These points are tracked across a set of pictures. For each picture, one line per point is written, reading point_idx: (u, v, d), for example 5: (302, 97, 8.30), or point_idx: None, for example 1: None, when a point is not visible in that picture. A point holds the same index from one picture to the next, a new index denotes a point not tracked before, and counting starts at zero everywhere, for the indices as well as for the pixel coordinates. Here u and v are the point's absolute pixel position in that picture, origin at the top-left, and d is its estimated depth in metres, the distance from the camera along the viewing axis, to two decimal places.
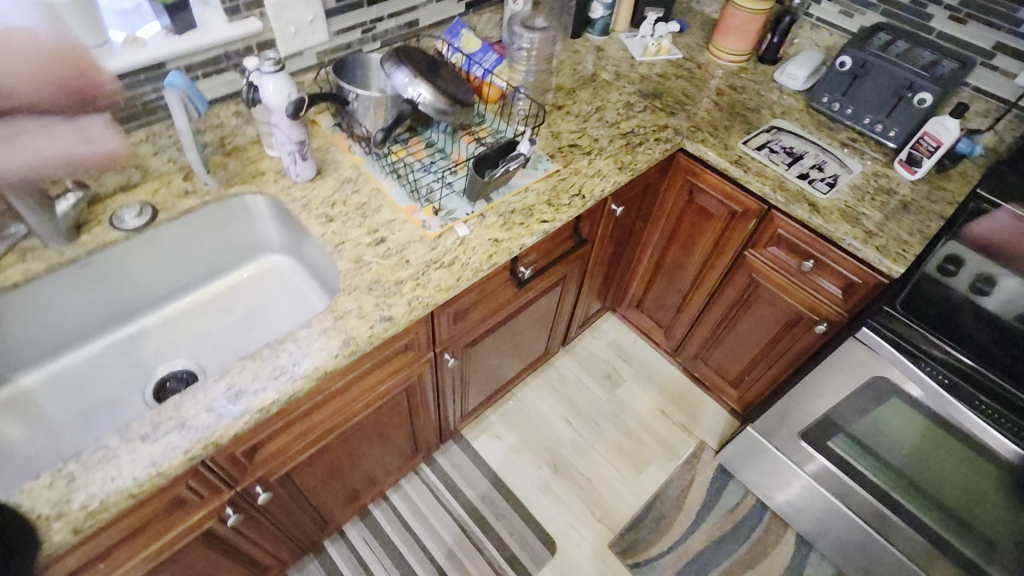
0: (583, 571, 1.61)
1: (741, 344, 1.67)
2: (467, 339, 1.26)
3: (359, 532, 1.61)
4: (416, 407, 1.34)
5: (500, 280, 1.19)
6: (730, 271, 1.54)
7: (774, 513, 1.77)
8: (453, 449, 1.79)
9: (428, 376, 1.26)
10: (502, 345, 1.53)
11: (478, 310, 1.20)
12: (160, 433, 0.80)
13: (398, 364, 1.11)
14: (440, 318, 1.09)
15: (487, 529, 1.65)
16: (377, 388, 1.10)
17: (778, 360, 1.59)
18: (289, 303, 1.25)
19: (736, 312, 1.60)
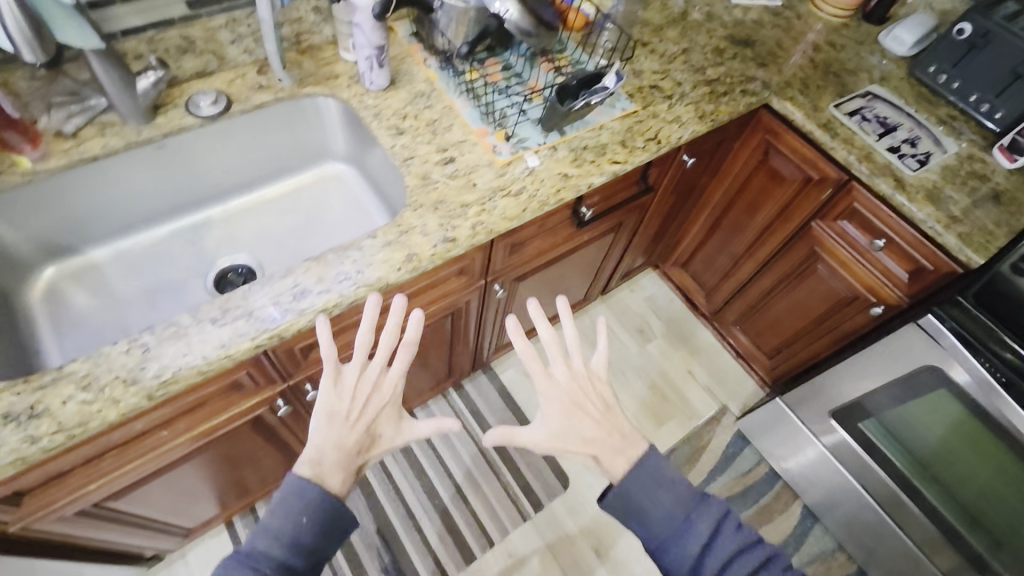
0: (591, 508, 1.66)
1: (787, 317, 1.63)
2: (517, 273, 1.26)
3: None
4: (457, 332, 1.37)
5: (561, 218, 1.17)
6: (790, 241, 1.49)
7: (785, 483, 1.80)
8: (481, 379, 1.83)
9: (474, 305, 1.28)
10: (546, 285, 1.53)
11: (533, 245, 1.20)
12: (229, 318, 0.83)
13: (451, 287, 1.12)
14: (499, 249, 1.09)
15: (506, 457, 1.70)
16: (428, 308, 1.12)
17: (823, 338, 1.56)
18: (348, 213, 1.25)
19: (788, 284, 1.57)
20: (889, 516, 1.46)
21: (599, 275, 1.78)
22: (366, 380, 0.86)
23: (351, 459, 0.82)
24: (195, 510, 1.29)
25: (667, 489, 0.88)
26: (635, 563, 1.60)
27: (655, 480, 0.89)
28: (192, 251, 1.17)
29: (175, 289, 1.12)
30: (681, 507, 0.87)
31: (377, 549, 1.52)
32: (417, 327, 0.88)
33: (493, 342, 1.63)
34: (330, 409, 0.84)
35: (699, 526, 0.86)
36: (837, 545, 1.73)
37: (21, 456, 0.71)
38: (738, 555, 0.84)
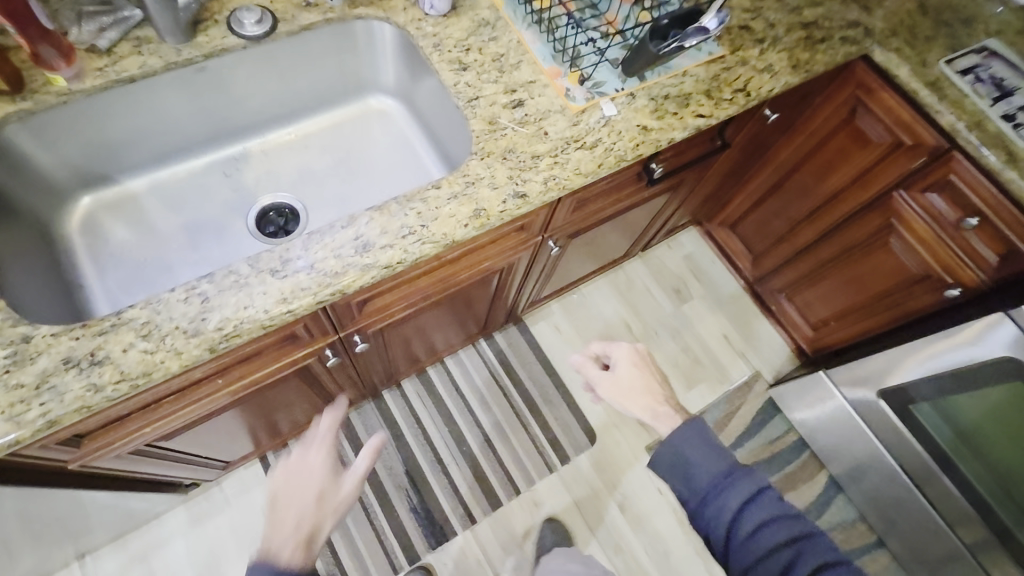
0: (617, 465, 1.67)
1: (844, 289, 1.55)
2: (572, 231, 1.18)
3: (414, 386, 1.67)
4: (500, 288, 1.31)
5: (630, 176, 1.08)
6: (864, 210, 1.39)
7: (812, 453, 1.78)
8: (513, 331, 1.79)
9: (524, 261, 1.21)
10: (593, 241, 1.45)
11: (595, 203, 1.11)
12: (289, 270, 0.77)
13: (509, 245, 1.05)
14: (563, 205, 1.01)
15: (535, 411, 1.69)
16: (483, 266, 1.05)
17: (881, 314, 1.48)
18: (393, 154, 1.16)
19: (852, 255, 1.47)
20: (917, 487, 1.46)
21: (646, 230, 1.68)
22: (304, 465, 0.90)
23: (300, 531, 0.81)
24: (234, 446, 1.30)
25: (708, 448, 0.85)
26: (657, 519, 1.62)
27: (697, 439, 0.86)
28: (231, 186, 1.10)
29: (216, 227, 1.06)
30: (721, 465, 0.84)
31: (406, 490, 1.54)
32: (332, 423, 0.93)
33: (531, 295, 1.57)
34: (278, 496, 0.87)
35: (740, 486, 0.82)
36: (857, 516, 1.73)
37: (87, 404, 0.68)
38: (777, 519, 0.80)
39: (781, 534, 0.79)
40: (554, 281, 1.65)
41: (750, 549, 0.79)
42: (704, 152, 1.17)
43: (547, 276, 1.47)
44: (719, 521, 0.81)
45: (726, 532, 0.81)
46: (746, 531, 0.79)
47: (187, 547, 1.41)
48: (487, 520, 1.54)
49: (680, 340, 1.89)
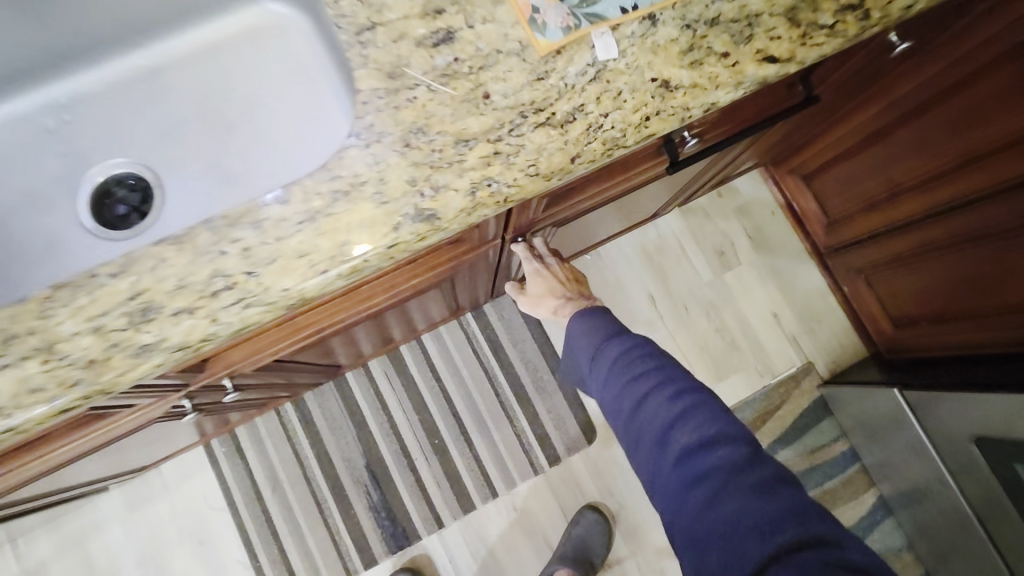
0: (616, 469, 1.41)
1: (944, 288, 1.14)
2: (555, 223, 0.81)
3: (382, 364, 1.41)
4: (461, 282, 0.97)
5: (638, 157, 0.69)
6: (1001, 192, 0.95)
7: (861, 468, 1.45)
8: (505, 300, 1.46)
9: (483, 259, 0.86)
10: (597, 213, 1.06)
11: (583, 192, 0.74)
12: (14, 355, 0.47)
13: (445, 260, 0.70)
14: (525, 207, 0.65)
15: (524, 401, 1.42)
16: (410, 289, 0.72)
17: (990, 330, 1.09)
18: (285, 93, 0.77)
19: (968, 247, 1.05)
20: (1000, 556, 1.08)
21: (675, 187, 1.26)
22: None
23: None
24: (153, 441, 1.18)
25: (596, 326, 0.86)
26: (656, 533, 1.39)
27: (585, 322, 0.88)
28: (58, 149, 0.76)
29: (32, 210, 0.73)
30: (602, 335, 0.85)
31: (365, 485, 1.35)
32: None
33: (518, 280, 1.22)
34: None
35: (607, 352, 0.82)
36: (905, 544, 1.42)
37: None
38: (639, 375, 0.77)
39: (633, 400, 0.76)
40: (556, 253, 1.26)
41: (614, 415, 0.79)
42: (760, 112, 0.75)
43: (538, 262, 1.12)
44: (602, 393, 0.83)
45: (600, 399, 0.82)
46: (614, 395, 0.79)
47: (124, 533, 1.30)
48: (456, 522, 1.36)
49: (716, 320, 1.51)
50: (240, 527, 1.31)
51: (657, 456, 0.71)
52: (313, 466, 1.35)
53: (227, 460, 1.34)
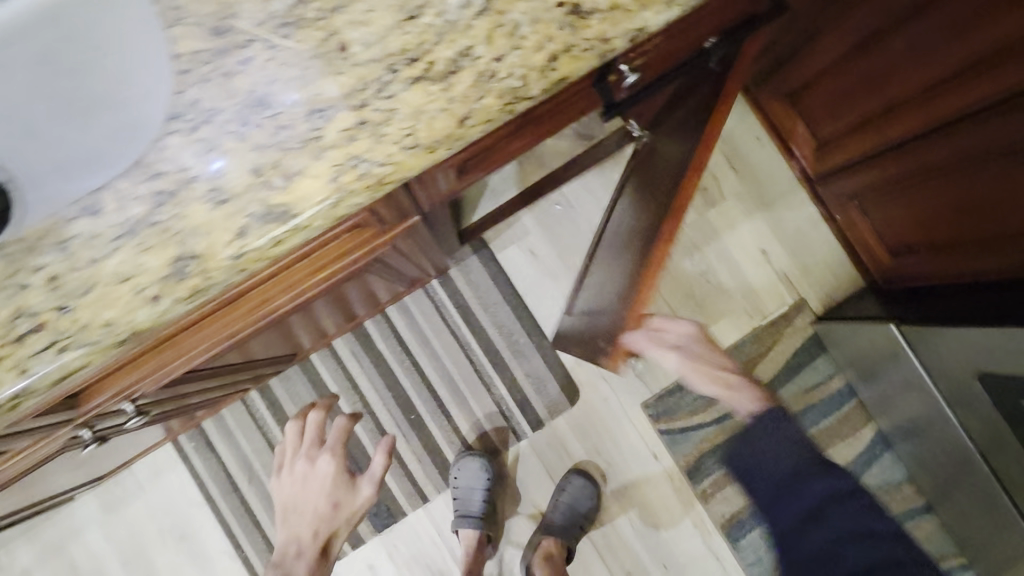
0: (601, 427, 1.35)
1: (941, 215, 1.03)
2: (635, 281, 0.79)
3: (347, 342, 1.33)
4: (399, 261, 0.87)
5: (563, 104, 0.57)
6: (991, 105, 0.83)
7: (858, 404, 1.38)
8: (471, 262, 1.36)
9: (412, 236, 0.75)
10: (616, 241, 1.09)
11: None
12: None
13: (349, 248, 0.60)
14: (430, 176, 0.54)
15: (501, 366, 1.34)
16: (319, 288, 0.62)
17: (986, 258, 0.99)
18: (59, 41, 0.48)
19: (966, 169, 0.93)
20: (1005, 490, 1.01)
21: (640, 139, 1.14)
22: (307, 472, 1.04)
23: (314, 543, 1.01)
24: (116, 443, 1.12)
25: (790, 433, 1.08)
26: (646, 487, 1.35)
27: (783, 431, 1.08)
28: None
29: None
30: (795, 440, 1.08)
31: None
32: (313, 484, 1.03)
33: (577, 338, 1.18)
34: (286, 508, 1.03)
35: (825, 482, 1.05)
36: (905, 476, 1.37)
37: None
38: (808, 457, 1.07)
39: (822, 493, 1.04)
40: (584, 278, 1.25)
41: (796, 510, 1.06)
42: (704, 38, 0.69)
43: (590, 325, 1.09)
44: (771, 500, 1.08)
45: (785, 477, 1.06)
46: (780, 470, 1.07)
47: (104, 536, 1.27)
48: (441, 495, 1.33)
49: (701, 265, 1.40)
50: (222, 520, 1.28)
51: (794, 494, 1.05)
52: None
53: (198, 455, 1.29)
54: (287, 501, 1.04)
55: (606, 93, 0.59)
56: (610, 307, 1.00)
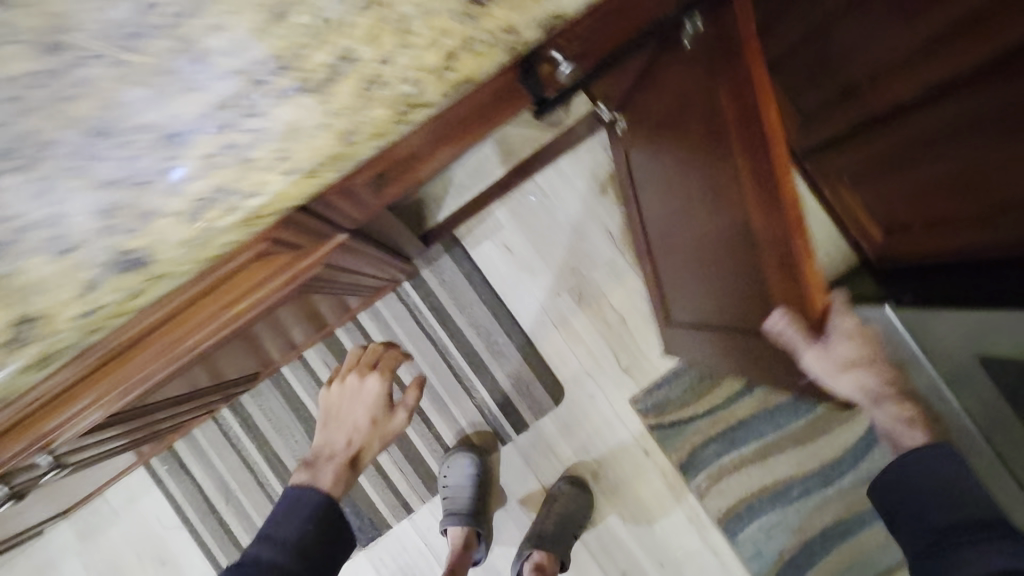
0: (588, 425, 1.30)
1: (911, 197, 1.01)
2: (759, 279, 0.82)
3: (319, 352, 1.28)
4: (347, 275, 0.81)
5: (487, 104, 0.51)
6: (946, 91, 0.82)
7: None
8: (443, 261, 1.29)
9: (350, 251, 0.69)
10: (665, 237, 1.12)
11: (762, 196, 0.74)
12: None
13: (264, 276, 0.54)
14: (338, 194, 0.48)
15: (479, 368, 1.29)
16: (238, 322, 0.56)
17: (958, 236, 0.95)
18: None
19: (929, 154, 0.90)
20: (1011, 478, 0.94)
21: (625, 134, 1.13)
22: (352, 382, 1.12)
23: (345, 453, 1.04)
24: (77, 473, 1.06)
25: None
26: (638, 484, 1.30)
27: None
28: None
29: None
30: None
31: None
32: (361, 407, 1.08)
33: (687, 344, 1.20)
34: (324, 420, 1.08)
35: None
36: None
37: None
38: None
39: None
40: (655, 282, 1.25)
41: None
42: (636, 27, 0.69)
43: (697, 330, 1.11)
44: None
45: None
46: None
47: (82, 564, 1.24)
48: (426, 505, 1.29)
49: None
50: (202, 543, 1.25)
51: None
52: (265, 471, 1.26)
53: (172, 477, 1.25)
54: (328, 405, 1.09)
55: (538, 91, 0.53)
56: (711, 311, 1.03)
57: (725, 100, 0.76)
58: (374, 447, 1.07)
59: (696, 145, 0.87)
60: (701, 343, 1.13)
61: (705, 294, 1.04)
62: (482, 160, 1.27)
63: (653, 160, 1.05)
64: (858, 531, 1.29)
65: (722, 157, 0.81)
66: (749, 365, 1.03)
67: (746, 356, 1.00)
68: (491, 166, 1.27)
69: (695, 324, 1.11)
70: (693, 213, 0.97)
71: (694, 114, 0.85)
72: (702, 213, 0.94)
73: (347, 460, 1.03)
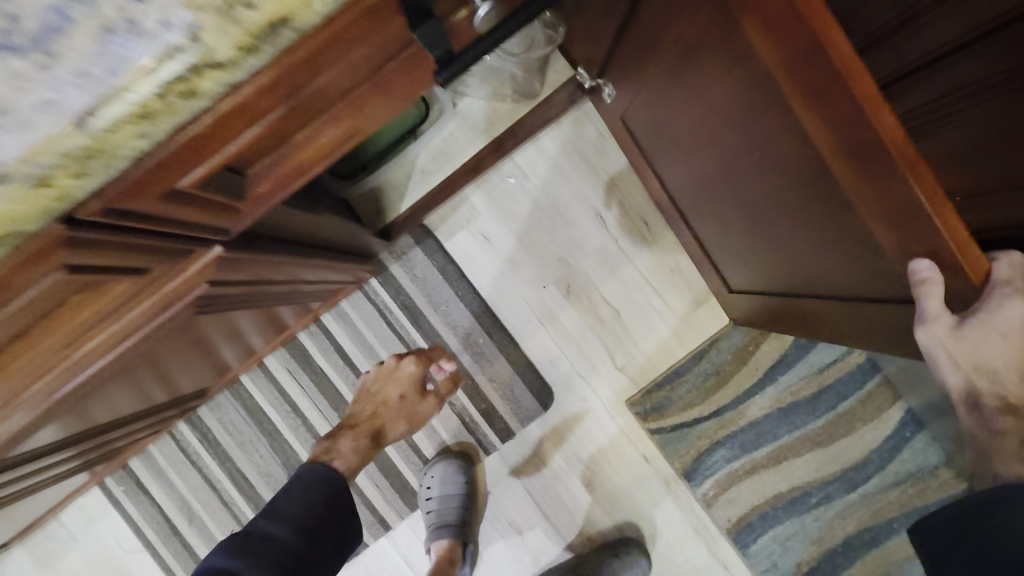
0: (580, 431, 1.18)
1: (943, 163, 0.84)
2: (862, 234, 0.64)
3: (282, 359, 1.16)
4: (274, 287, 0.70)
5: (364, 65, 0.37)
6: (997, 29, 0.65)
7: (884, 381, 1.16)
8: (414, 254, 1.16)
9: (259, 267, 0.58)
10: (708, 199, 0.95)
11: (841, 140, 0.57)
12: None
13: (108, 307, 0.43)
14: (171, 202, 0.36)
15: (458, 372, 1.17)
16: (98, 360, 0.47)
17: (993, 210, 0.78)
18: None
19: (979, 104, 0.73)
20: None
21: (615, 102, 1.03)
22: (392, 366, 1.06)
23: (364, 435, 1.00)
24: (23, 500, 0.97)
25: None
26: (637, 494, 1.18)
27: None
28: None
29: None
30: None
31: None
32: (395, 387, 1.04)
33: (762, 308, 1.03)
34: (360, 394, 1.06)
35: None
36: (943, 460, 1.16)
37: None
38: None
39: None
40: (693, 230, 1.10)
41: None
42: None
43: (781, 295, 0.94)
44: None
45: None
46: None
47: None
48: (405, 521, 1.18)
49: None
50: (168, 568, 1.17)
51: None
52: (229, 489, 1.16)
53: (131, 498, 1.16)
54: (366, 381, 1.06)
55: (437, 46, 0.38)
56: (799, 276, 0.85)
57: (757, 37, 0.60)
58: (399, 427, 1.04)
59: (725, 89, 0.71)
60: (785, 309, 0.95)
61: (782, 259, 0.86)
62: (448, 141, 1.13)
63: (666, 116, 0.90)
64: (885, 540, 1.16)
65: (765, 98, 0.65)
66: (843, 338, 0.86)
67: (837, 330, 0.85)
68: (459, 148, 1.13)
69: (777, 288, 0.94)
70: (740, 171, 0.80)
71: (709, 55, 0.70)
72: (751, 169, 0.77)
73: (370, 432, 1.00)
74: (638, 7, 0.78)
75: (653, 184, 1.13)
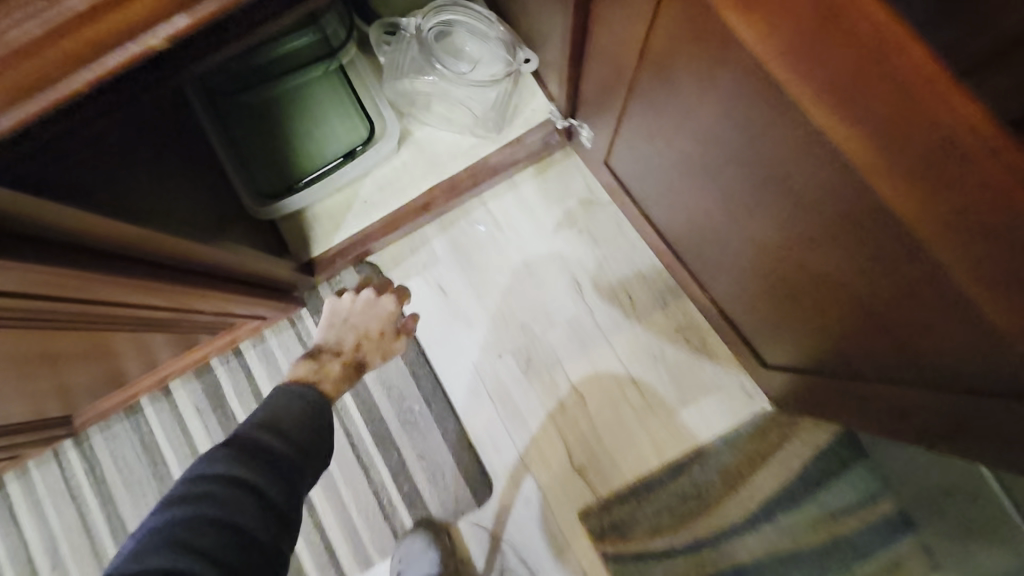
0: (518, 540, 0.95)
1: None
2: (950, 298, 0.43)
3: (192, 394, 1.02)
4: (122, 308, 0.66)
5: None
6: None
7: (919, 546, 0.88)
8: None
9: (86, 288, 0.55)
10: (723, 252, 0.74)
11: (899, 164, 0.37)
12: None
13: None
14: None
15: (383, 441, 0.98)
16: None
17: None
18: None
19: None
20: None
21: (594, 145, 0.90)
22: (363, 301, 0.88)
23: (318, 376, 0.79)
24: None
25: None
26: None
27: None
28: None
29: None
30: None
31: None
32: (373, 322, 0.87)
33: (813, 388, 0.78)
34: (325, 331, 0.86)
35: None
36: None
37: None
38: None
39: None
40: (701, 291, 0.90)
41: None
42: None
43: (841, 375, 0.69)
44: None
45: None
46: None
47: None
48: None
49: (674, 317, 0.98)
50: None
51: None
52: (104, 538, 0.99)
53: None
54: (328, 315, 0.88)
55: None
56: (852, 350, 0.63)
57: (760, 46, 0.41)
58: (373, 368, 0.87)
59: (716, 106, 0.53)
60: (843, 390, 0.72)
61: (835, 330, 0.63)
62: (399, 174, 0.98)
63: (658, 151, 0.72)
64: None
65: (767, 109, 0.46)
66: (943, 435, 0.61)
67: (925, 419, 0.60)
68: (408, 180, 0.98)
69: (836, 367, 0.69)
70: (757, 214, 0.60)
71: (684, 70, 0.54)
72: (771, 211, 0.57)
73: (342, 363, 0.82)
74: (602, 24, 0.65)
75: (653, 238, 0.94)
